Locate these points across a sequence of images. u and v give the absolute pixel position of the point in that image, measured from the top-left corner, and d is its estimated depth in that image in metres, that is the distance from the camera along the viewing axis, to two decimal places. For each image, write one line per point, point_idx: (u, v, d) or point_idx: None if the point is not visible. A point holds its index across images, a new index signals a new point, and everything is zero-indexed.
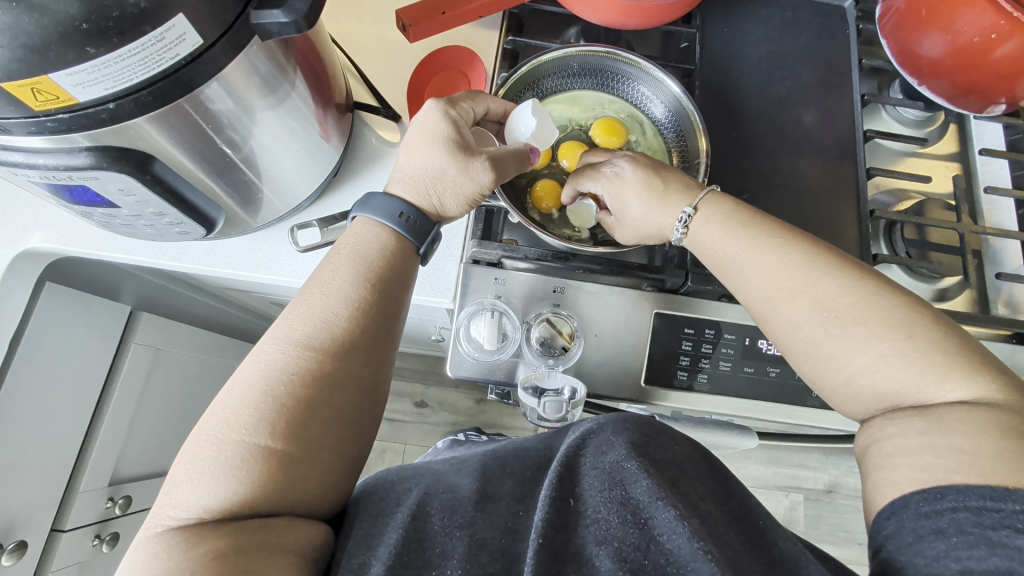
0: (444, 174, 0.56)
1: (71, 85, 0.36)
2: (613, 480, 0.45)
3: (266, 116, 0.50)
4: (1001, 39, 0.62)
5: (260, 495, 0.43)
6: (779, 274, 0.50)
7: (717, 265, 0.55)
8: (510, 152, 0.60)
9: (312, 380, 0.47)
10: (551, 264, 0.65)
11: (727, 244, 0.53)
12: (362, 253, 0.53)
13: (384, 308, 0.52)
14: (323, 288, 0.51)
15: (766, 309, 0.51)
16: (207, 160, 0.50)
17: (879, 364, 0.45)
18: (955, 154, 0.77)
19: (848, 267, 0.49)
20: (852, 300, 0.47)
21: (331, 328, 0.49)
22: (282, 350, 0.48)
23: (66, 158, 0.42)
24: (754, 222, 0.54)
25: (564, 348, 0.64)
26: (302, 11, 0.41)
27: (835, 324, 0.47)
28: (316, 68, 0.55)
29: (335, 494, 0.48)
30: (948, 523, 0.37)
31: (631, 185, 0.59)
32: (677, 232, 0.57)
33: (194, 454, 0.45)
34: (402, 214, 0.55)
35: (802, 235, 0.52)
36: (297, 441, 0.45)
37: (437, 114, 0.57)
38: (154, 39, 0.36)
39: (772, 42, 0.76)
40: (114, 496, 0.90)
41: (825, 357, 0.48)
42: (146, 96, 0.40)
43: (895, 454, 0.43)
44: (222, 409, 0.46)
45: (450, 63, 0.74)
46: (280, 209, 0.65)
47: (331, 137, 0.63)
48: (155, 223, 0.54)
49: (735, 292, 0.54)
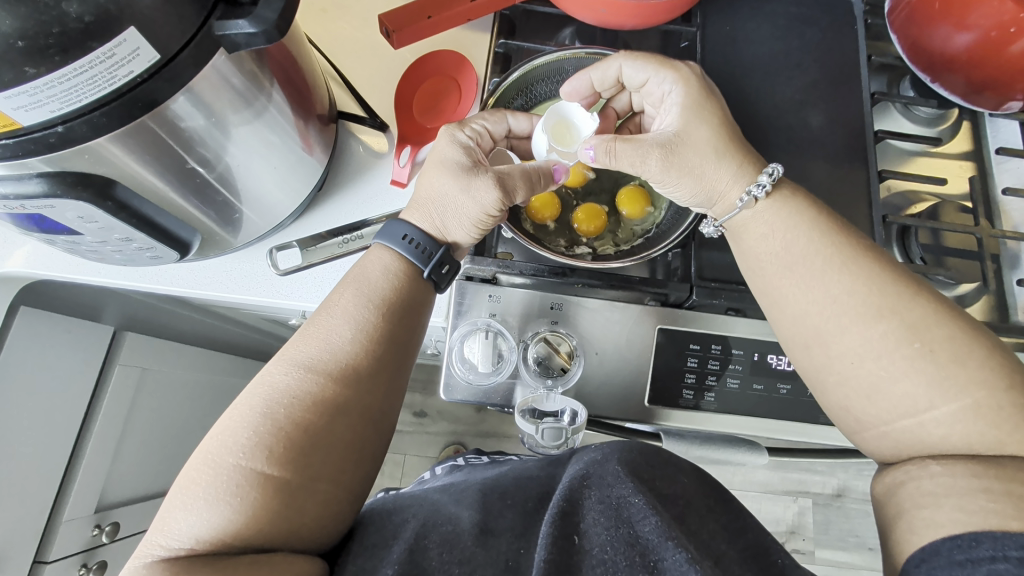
0: (449, 196, 0.53)
1: (12, 108, 0.33)
2: (618, 517, 0.42)
3: (243, 131, 0.47)
4: (1018, 32, 0.61)
5: (255, 527, 0.39)
6: (866, 291, 0.47)
7: (780, 266, 0.51)
8: (521, 169, 0.54)
9: (313, 405, 0.44)
10: (547, 279, 0.61)
11: (809, 252, 0.50)
12: (367, 278, 0.50)
13: (393, 331, 0.48)
14: (331, 311, 0.48)
15: (832, 327, 0.47)
16: (178, 180, 0.47)
17: (968, 415, 0.42)
18: (969, 153, 0.73)
19: (937, 301, 0.46)
20: (950, 336, 0.44)
21: (335, 351, 0.46)
22: (289, 373, 0.45)
23: (17, 185, 0.39)
24: (841, 238, 0.50)
25: (563, 369, 0.61)
26: (270, 20, 0.37)
27: (922, 361, 0.44)
28: (295, 79, 0.51)
29: (338, 525, 0.44)
30: (985, 573, 0.35)
31: (710, 116, 0.55)
32: (755, 192, 0.52)
33: (190, 478, 0.41)
34: (409, 236, 0.52)
35: (881, 257, 0.49)
36: (298, 468, 0.41)
37: (447, 139, 0.56)
38: (103, 56, 0.33)
39: (776, 39, 0.73)
40: (101, 523, 0.87)
41: (901, 396, 0.44)
42: (99, 117, 0.36)
43: (937, 492, 0.40)
44: (221, 432, 0.43)
45: (437, 69, 0.70)
46: (261, 227, 0.61)
47: (314, 150, 0.60)
48: (125, 249, 0.51)
49: (795, 301, 0.49)
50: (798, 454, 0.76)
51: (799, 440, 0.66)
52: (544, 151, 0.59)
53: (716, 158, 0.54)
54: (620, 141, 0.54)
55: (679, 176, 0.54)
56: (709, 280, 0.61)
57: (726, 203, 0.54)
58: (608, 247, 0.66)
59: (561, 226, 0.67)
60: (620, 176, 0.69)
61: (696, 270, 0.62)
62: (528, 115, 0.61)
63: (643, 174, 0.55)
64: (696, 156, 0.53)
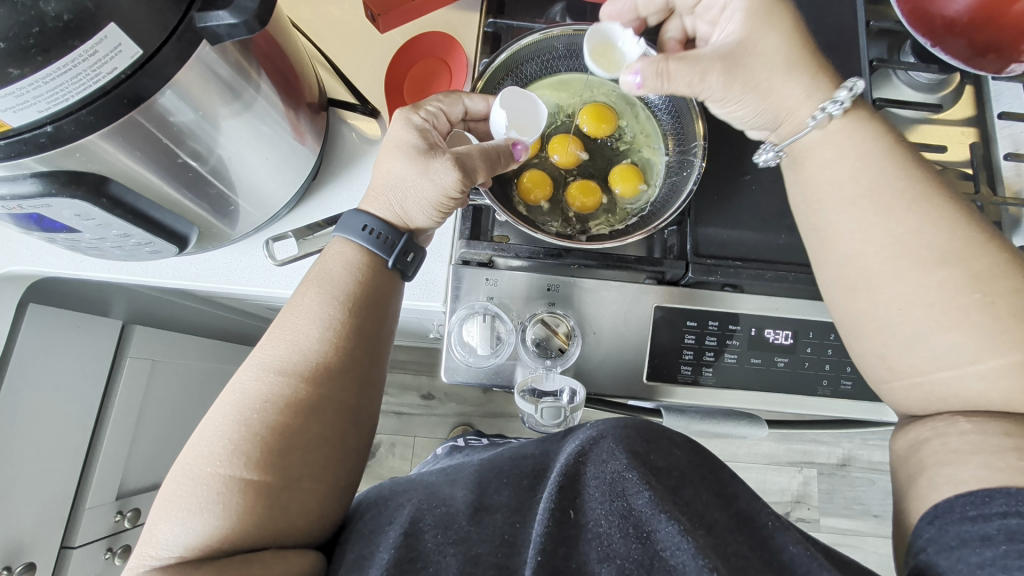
0: (405, 181, 0.52)
1: (1, 110, 0.33)
2: (614, 491, 0.43)
3: (231, 124, 0.47)
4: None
5: (242, 530, 0.40)
6: (935, 232, 0.45)
7: (843, 203, 0.49)
8: (476, 148, 0.54)
9: (288, 408, 0.44)
10: (544, 261, 0.61)
11: (882, 186, 0.48)
12: (328, 273, 0.50)
13: (362, 326, 0.49)
14: (296, 312, 0.49)
15: (896, 265, 0.46)
16: (170, 174, 0.47)
17: (1011, 372, 0.42)
18: (971, 118, 0.72)
19: (1006, 252, 0.45)
20: (1009, 290, 0.43)
21: (305, 352, 0.47)
22: (259, 377, 0.46)
23: (12, 186, 0.40)
24: (915, 175, 0.48)
25: (561, 349, 0.62)
26: (251, 9, 0.37)
27: (978, 310, 0.43)
28: (282, 68, 0.51)
29: (325, 517, 0.45)
30: (996, 530, 0.37)
31: (784, 24, 0.51)
32: (829, 108, 0.50)
33: (172, 489, 0.42)
34: (369, 227, 0.52)
35: (955, 201, 0.47)
36: (277, 470, 0.42)
37: (401, 122, 0.55)
38: (84, 54, 0.33)
39: None
40: (123, 510, 0.90)
41: (945, 345, 0.44)
42: (87, 115, 0.37)
43: (965, 450, 0.41)
44: (198, 443, 0.44)
45: (429, 50, 0.70)
46: (258, 218, 0.62)
47: (305, 139, 0.60)
48: (122, 244, 0.51)
49: (857, 238, 0.48)
50: (799, 426, 0.77)
51: (798, 411, 0.67)
52: (504, 129, 0.59)
53: (786, 70, 0.51)
54: (673, 61, 0.52)
55: (744, 90, 0.52)
56: (704, 257, 0.61)
57: (794, 122, 0.53)
58: (602, 227, 0.65)
59: (554, 208, 0.67)
60: (612, 156, 0.69)
61: (692, 246, 0.62)
62: (483, 96, 0.60)
63: (698, 92, 0.54)
64: (762, 69, 0.51)
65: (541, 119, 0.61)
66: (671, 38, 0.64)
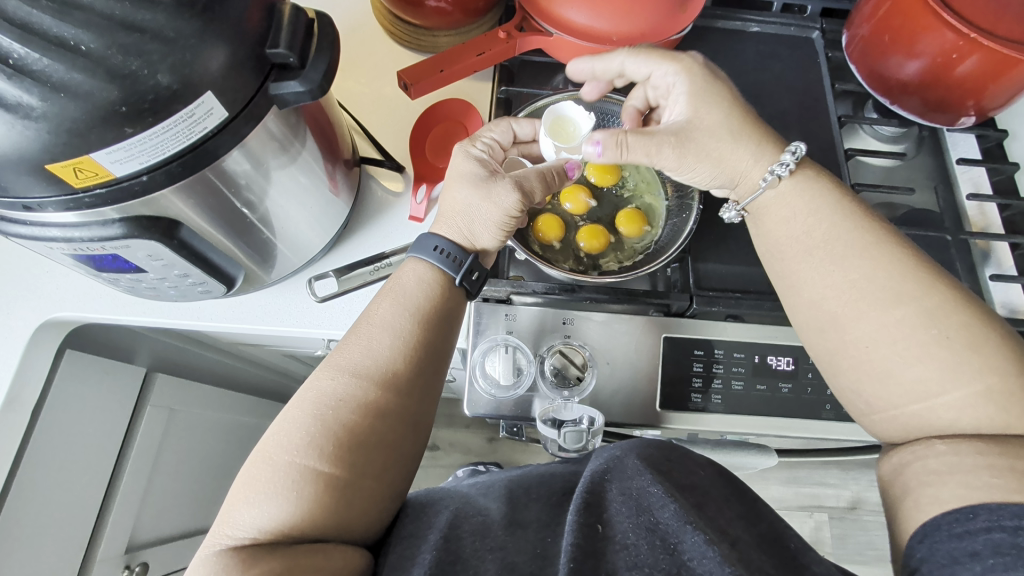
0: (473, 207, 0.58)
1: (110, 162, 0.39)
2: (640, 506, 0.46)
3: (281, 174, 0.54)
4: (959, 58, 0.69)
5: (312, 518, 0.43)
6: (884, 275, 0.51)
7: (801, 251, 0.55)
8: (533, 172, 0.61)
9: (361, 408, 0.48)
10: (557, 295, 0.67)
11: (838, 240, 0.53)
12: (404, 291, 0.55)
13: (428, 341, 0.53)
14: (373, 321, 0.53)
15: (850, 309, 0.51)
16: (228, 222, 0.53)
17: (977, 398, 0.46)
18: (935, 165, 0.81)
19: (953, 288, 0.50)
20: (960, 323, 0.48)
21: (378, 357, 0.50)
22: (336, 378, 0.49)
23: (100, 229, 0.45)
24: (868, 224, 0.54)
25: (578, 378, 0.67)
26: (316, 81, 0.44)
27: (937, 344, 0.48)
28: (325, 131, 0.59)
29: (382, 518, 0.48)
30: (982, 545, 0.40)
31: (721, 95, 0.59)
32: (778, 170, 0.56)
33: (251, 474, 0.45)
34: (441, 248, 0.57)
35: (903, 245, 0.53)
36: (347, 465, 0.45)
37: (462, 155, 0.62)
38: (185, 116, 0.39)
39: (750, 73, 0.82)
40: (131, 563, 0.88)
41: (915, 378, 0.48)
42: (176, 167, 0.42)
43: (943, 471, 0.45)
44: (277, 432, 0.47)
45: (448, 114, 0.78)
46: (294, 262, 0.67)
47: (339, 191, 0.66)
48: (179, 284, 0.56)
49: (814, 287, 0.54)
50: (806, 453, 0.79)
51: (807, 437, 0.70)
52: (554, 153, 0.66)
53: (732, 140, 0.58)
54: (631, 134, 0.56)
55: (697, 161, 0.59)
56: (705, 290, 0.67)
57: (748, 186, 0.59)
58: (611, 264, 0.71)
59: (565, 247, 0.73)
60: (618, 201, 0.76)
61: (693, 282, 0.68)
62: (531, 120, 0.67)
63: (656, 161, 0.59)
64: (712, 139, 0.58)
65: (585, 130, 0.67)
66: (633, 105, 0.70)
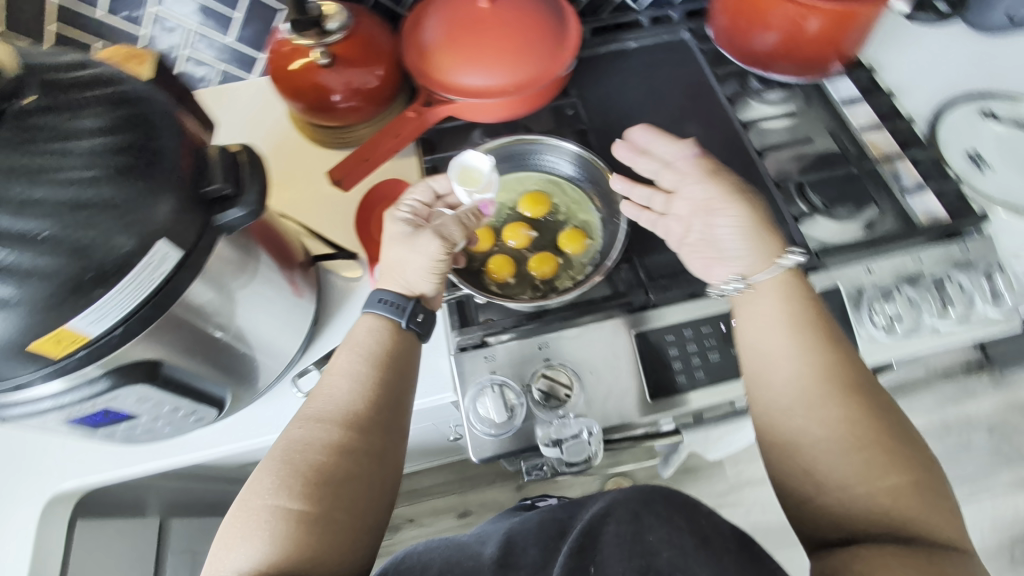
0: (405, 261, 0.62)
1: (85, 326, 0.43)
2: (635, 551, 0.42)
3: (244, 293, 0.58)
4: (805, 22, 0.79)
5: (285, 561, 0.45)
6: (799, 355, 0.54)
7: (751, 322, 0.59)
8: (452, 223, 0.66)
9: (330, 450, 0.51)
10: (529, 325, 0.72)
11: (770, 317, 0.57)
12: (356, 341, 0.59)
13: (388, 384, 0.56)
14: (335, 370, 0.57)
15: (764, 371, 0.55)
16: (205, 348, 0.56)
17: (847, 462, 0.49)
18: (829, 112, 0.88)
19: (877, 405, 0.51)
20: (868, 412, 0.50)
21: (342, 402, 0.54)
22: (303, 426, 0.53)
23: (87, 389, 0.48)
24: (814, 327, 0.56)
25: (566, 394, 0.69)
26: (254, 203, 0.49)
27: (836, 418, 0.50)
28: (276, 243, 0.63)
29: (354, 561, 0.49)
30: None
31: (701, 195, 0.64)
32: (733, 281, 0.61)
33: (227, 529, 0.48)
34: (385, 300, 0.61)
35: (844, 351, 0.55)
36: (318, 502, 0.48)
37: (389, 220, 0.67)
38: (143, 265, 0.44)
39: (639, 86, 0.90)
40: None
41: (801, 439, 0.51)
42: (143, 314, 0.46)
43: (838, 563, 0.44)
44: (247, 484, 0.50)
45: (386, 195, 0.84)
46: (275, 368, 0.70)
47: (302, 292, 0.71)
48: (171, 419, 0.59)
49: (748, 347, 0.58)
50: None
51: None
52: (467, 195, 0.70)
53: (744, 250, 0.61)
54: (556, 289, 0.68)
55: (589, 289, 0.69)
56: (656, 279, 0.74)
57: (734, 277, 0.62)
58: (566, 283, 0.76)
59: (520, 279, 0.78)
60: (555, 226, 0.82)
61: (645, 275, 0.75)
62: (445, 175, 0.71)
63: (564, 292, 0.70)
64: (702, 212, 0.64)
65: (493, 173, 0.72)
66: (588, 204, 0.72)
